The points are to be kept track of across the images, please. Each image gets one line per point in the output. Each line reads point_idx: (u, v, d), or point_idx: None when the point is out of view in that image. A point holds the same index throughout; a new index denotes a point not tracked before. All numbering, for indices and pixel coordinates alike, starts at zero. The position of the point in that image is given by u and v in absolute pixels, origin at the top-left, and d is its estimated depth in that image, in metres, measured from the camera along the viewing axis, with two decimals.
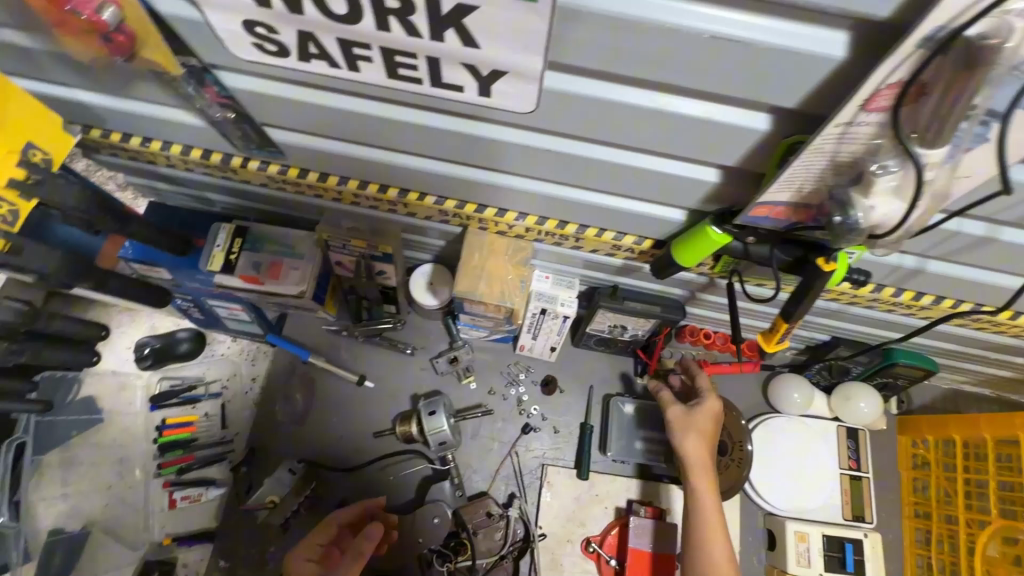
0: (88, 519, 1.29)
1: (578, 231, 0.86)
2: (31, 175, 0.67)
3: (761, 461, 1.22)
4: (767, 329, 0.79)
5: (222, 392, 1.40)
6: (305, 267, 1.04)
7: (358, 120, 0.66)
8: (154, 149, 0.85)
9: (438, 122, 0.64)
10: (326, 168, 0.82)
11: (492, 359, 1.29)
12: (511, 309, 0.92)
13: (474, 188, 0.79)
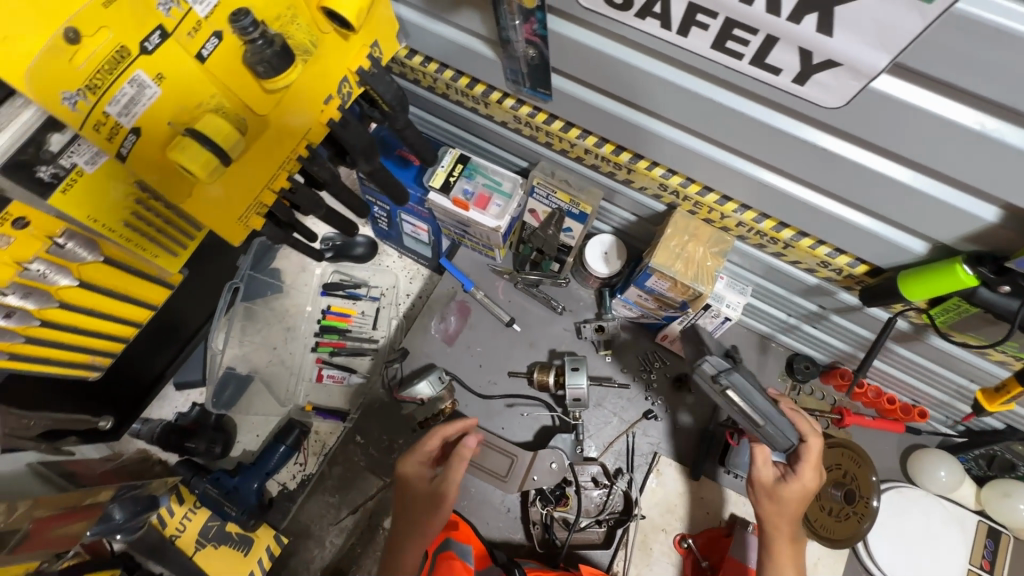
0: (254, 368, 1.50)
1: (793, 237, 0.88)
2: (370, 66, 0.78)
3: (882, 524, 1.16)
4: (992, 390, 0.93)
5: (380, 297, 1.57)
6: (508, 205, 1.14)
7: (648, 81, 0.73)
8: (432, 69, 0.97)
9: (725, 99, 0.69)
10: (577, 120, 0.91)
11: (632, 340, 1.33)
12: (697, 294, 0.96)
13: (714, 169, 0.83)
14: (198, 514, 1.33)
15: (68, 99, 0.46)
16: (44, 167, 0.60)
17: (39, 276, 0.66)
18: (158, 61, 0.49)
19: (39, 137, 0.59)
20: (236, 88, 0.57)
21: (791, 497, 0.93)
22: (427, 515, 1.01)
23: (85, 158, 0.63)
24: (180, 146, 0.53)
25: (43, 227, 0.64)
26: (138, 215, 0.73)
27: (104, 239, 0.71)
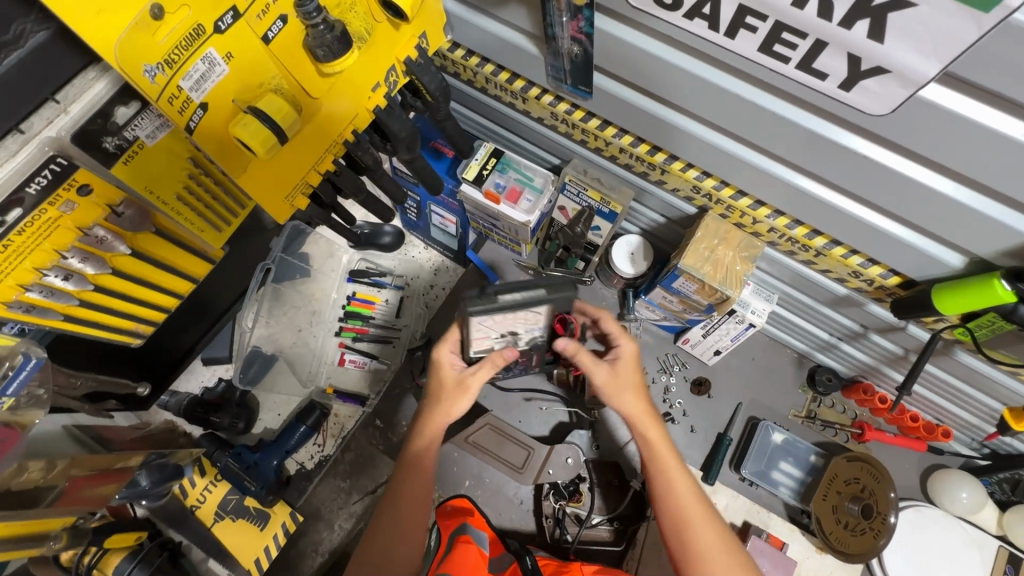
0: (278, 348, 1.52)
1: (826, 246, 0.88)
2: (417, 56, 0.80)
3: (898, 542, 1.14)
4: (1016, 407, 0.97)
5: (404, 287, 1.59)
6: (539, 200, 1.15)
7: (691, 82, 0.74)
8: (472, 63, 0.99)
9: (768, 102, 0.70)
10: (614, 118, 0.92)
11: (652, 342, 1.34)
12: (725, 298, 0.96)
13: (750, 173, 0.83)
14: (219, 486, 1.37)
15: (148, 71, 0.47)
16: (112, 139, 0.63)
17: (97, 241, 0.69)
18: (229, 41, 0.52)
19: (106, 110, 0.61)
20: (294, 71, 0.60)
21: (630, 373, 0.95)
22: (449, 403, 0.95)
23: (147, 131, 0.67)
24: (243, 123, 0.55)
25: (103, 193, 0.66)
26: (189, 189, 0.77)
27: (157, 211, 0.75)
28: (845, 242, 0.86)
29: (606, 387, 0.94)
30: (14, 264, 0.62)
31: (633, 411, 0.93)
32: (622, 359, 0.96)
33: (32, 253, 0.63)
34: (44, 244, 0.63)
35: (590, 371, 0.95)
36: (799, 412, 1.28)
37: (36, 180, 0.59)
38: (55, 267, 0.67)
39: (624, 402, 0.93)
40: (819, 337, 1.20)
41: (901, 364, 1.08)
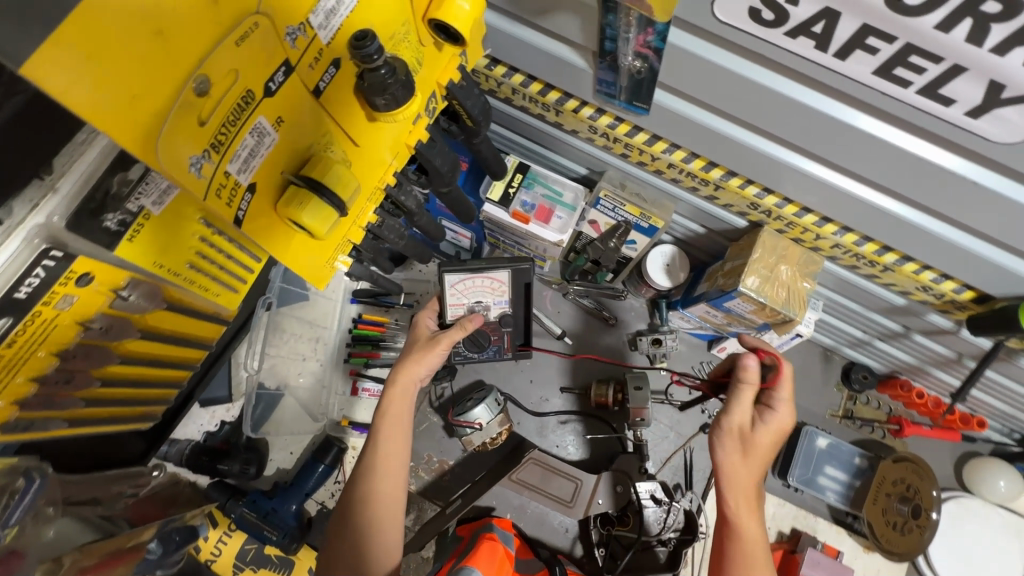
0: (282, 382, 1.38)
1: (896, 262, 0.83)
2: (459, 78, 0.68)
3: (943, 536, 1.15)
4: None
5: (414, 304, 1.47)
6: (571, 216, 1.05)
7: (777, 103, 0.66)
8: (498, 73, 0.88)
9: (871, 126, 0.62)
10: (668, 134, 0.83)
11: (685, 352, 1.29)
12: (787, 319, 0.91)
13: (823, 193, 0.77)
14: (234, 536, 1.27)
15: (193, 163, 0.39)
16: (112, 216, 0.51)
17: (100, 333, 0.60)
18: (276, 103, 0.43)
19: (104, 180, 0.50)
20: (343, 126, 0.51)
21: (768, 440, 0.80)
22: (420, 355, 0.96)
23: (153, 198, 0.54)
24: (299, 201, 0.45)
25: (106, 279, 0.56)
26: (203, 254, 0.65)
27: (169, 284, 0.63)
28: (919, 258, 0.82)
29: (727, 448, 0.81)
30: (5, 380, 0.53)
31: (744, 501, 0.79)
32: (766, 430, 0.81)
33: (25, 364, 0.54)
34: (38, 351, 0.54)
35: (726, 414, 0.82)
36: (836, 411, 1.27)
37: (26, 282, 0.49)
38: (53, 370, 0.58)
39: (738, 478, 0.80)
40: (860, 339, 1.16)
41: (949, 366, 1.06)
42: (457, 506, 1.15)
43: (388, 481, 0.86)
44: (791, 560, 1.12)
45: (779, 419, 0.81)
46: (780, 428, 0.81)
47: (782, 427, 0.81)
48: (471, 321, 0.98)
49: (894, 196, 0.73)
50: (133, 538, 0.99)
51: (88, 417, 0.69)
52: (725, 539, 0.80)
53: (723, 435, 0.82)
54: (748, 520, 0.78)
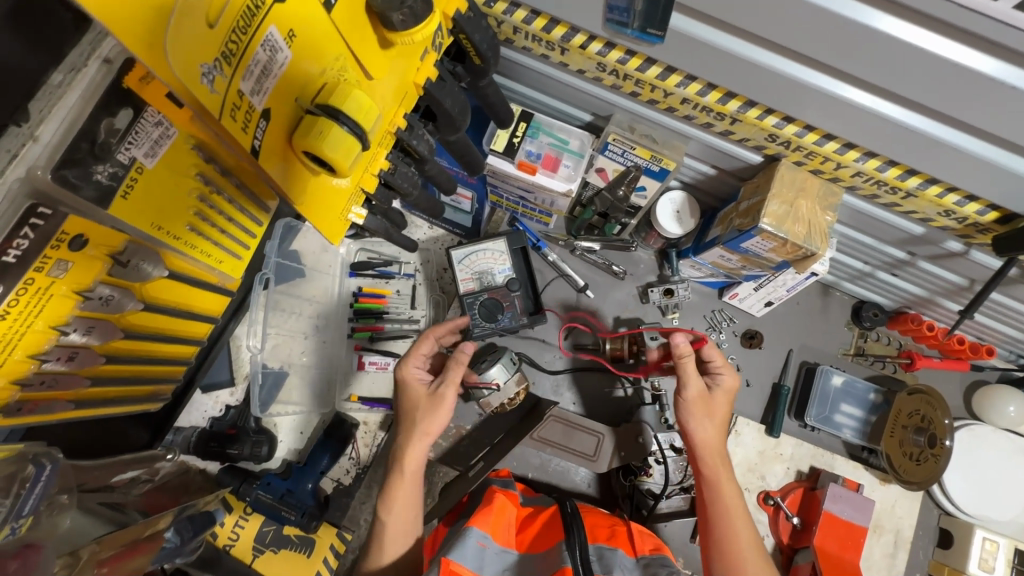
0: (285, 361, 1.33)
1: (919, 187, 0.81)
2: (467, 9, 0.63)
3: (957, 463, 1.17)
4: None
5: (415, 274, 1.43)
6: (579, 164, 1.02)
7: (809, 14, 0.61)
8: (498, 10, 0.83)
9: (909, 34, 0.59)
10: (682, 64, 0.79)
11: (696, 301, 1.27)
12: (809, 255, 0.89)
13: (846, 117, 0.74)
14: (251, 520, 1.24)
15: (204, 74, 0.34)
16: (103, 167, 0.55)
17: (101, 303, 0.64)
18: (288, 11, 0.38)
19: (91, 128, 0.54)
20: (358, 50, 0.45)
21: (720, 403, 0.92)
22: (427, 417, 0.96)
23: (143, 149, 0.59)
24: (319, 131, 0.41)
25: (100, 243, 0.60)
26: (200, 213, 0.70)
27: (170, 250, 0.68)
28: (942, 181, 0.79)
29: (692, 411, 0.91)
30: (5, 356, 0.56)
31: (709, 445, 0.90)
32: (717, 389, 0.93)
33: (23, 337, 0.57)
34: (38, 324, 0.58)
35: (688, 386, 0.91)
36: (848, 350, 1.27)
37: (16, 244, 0.52)
38: (53, 346, 0.61)
39: (704, 430, 0.91)
40: (871, 275, 1.15)
41: (961, 295, 1.06)
42: (479, 469, 1.09)
43: (406, 509, 0.94)
44: (812, 497, 1.14)
45: (725, 381, 0.93)
46: (727, 389, 0.93)
47: (733, 386, 0.93)
48: (466, 356, 0.97)
49: (922, 112, 0.70)
50: (151, 527, 0.96)
51: (94, 398, 0.72)
52: (705, 489, 0.89)
53: (688, 400, 0.91)
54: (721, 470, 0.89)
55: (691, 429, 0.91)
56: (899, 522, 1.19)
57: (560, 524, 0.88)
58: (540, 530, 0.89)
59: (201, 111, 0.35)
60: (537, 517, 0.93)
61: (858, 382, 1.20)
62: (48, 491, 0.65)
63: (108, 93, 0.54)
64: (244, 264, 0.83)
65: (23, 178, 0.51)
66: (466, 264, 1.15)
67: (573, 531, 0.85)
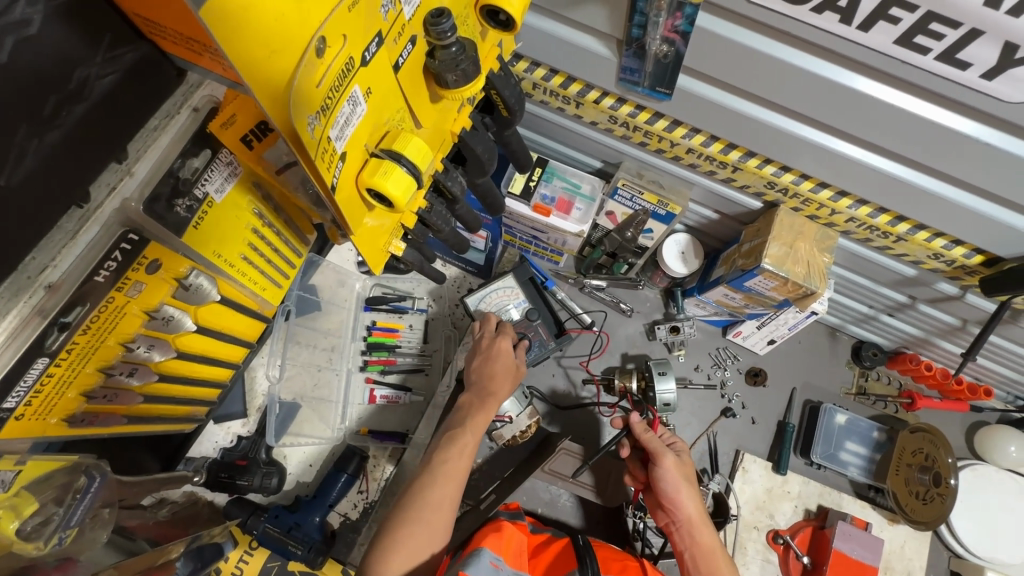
0: (299, 395, 1.35)
1: (909, 231, 0.87)
2: (499, 68, 0.71)
3: (964, 504, 1.18)
4: None
5: (428, 309, 1.48)
6: (590, 207, 1.09)
7: (803, 80, 0.70)
8: (520, 68, 0.93)
9: (894, 97, 0.67)
10: (690, 119, 0.87)
11: (701, 338, 1.32)
12: (809, 293, 0.94)
13: (838, 167, 0.81)
14: (257, 554, 1.23)
15: (308, 122, 0.38)
16: (182, 202, 0.61)
17: (162, 322, 0.68)
18: (369, 74, 0.43)
19: (175, 165, 0.60)
20: (414, 103, 0.51)
21: (686, 465, 0.97)
22: (477, 413, 0.99)
23: (215, 186, 0.65)
24: (383, 172, 0.46)
25: (170, 267, 0.65)
26: (253, 248, 0.76)
27: (224, 276, 0.73)
28: (929, 226, 0.86)
29: (672, 480, 0.94)
30: (79, 370, 0.61)
31: (694, 515, 0.91)
32: (683, 457, 0.98)
33: (97, 352, 0.62)
34: (109, 340, 0.62)
35: (659, 453, 0.96)
36: (850, 389, 1.30)
37: (105, 267, 0.57)
38: (118, 361, 0.66)
39: (686, 501, 0.93)
40: (868, 315, 1.20)
41: (955, 335, 1.10)
42: (490, 502, 1.12)
43: (445, 494, 0.87)
44: (820, 536, 1.14)
45: (679, 446, 1.01)
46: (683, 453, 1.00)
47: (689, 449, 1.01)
48: (513, 330, 1.12)
49: (906, 163, 0.77)
50: (164, 555, 0.96)
51: (140, 414, 0.76)
52: (698, 563, 0.88)
53: (665, 470, 0.94)
54: (702, 532, 0.90)
55: (675, 502, 0.93)
56: (909, 564, 1.17)
57: (572, 555, 0.89)
58: (553, 561, 0.90)
59: (297, 150, 0.39)
60: (550, 546, 0.94)
61: (861, 423, 1.23)
62: (91, 503, 0.67)
63: (194, 137, 0.61)
64: (283, 292, 0.88)
65: (118, 209, 0.56)
66: (483, 306, 1.22)
67: (586, 560, 0.87)
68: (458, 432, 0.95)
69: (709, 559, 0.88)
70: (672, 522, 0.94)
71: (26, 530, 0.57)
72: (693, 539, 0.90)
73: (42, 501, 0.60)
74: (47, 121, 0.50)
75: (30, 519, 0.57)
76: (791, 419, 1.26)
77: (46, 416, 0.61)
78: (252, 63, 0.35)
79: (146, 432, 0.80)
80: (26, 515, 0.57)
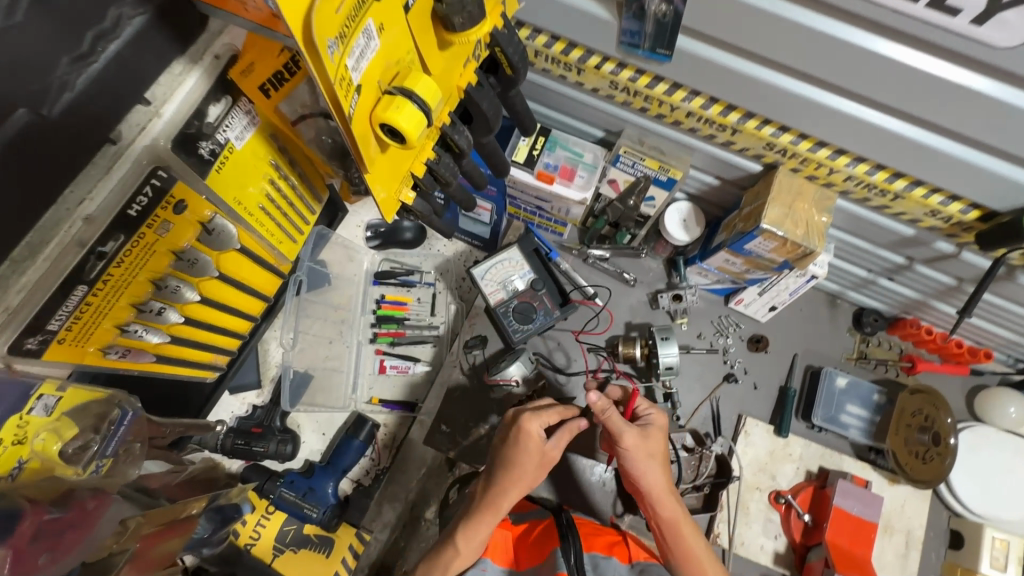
0: (311, 364, 1.38)
1: (905, 188, 0.89)
2: (502, 26, 0.73)
3: (963, 463, 1.20)
4: None
5: (435, 283, 1.50)
6: (593, 174, 1.11)
7: (799, 33, 0.71)
8: (523, 34, 0.95)
9: (886, 48, 0.69)
10: (689, 81, 0.89)
11: (704, 307, 1.34)
12: (809, 252, 0.97)
13: (834, 124, 0.83)
14: (273, 518, 1.28)
15: (328, 46, 0.41)
16: (206, 144, 0.68)
17: (187, 262, 0.74)
18: (382, 10, 0.45)
19: (200, 109, 0.66)
20: (422, 47, 0.54)
21: (652, 440, 0.94)
22: (532, 476, 0.94)
23: (236, 132, 0.71)
24: (395, 107, 0.49)
25: (195, 210, 0.70)
26: (269, 203, 0.83)
27: (243, 225, 0.79)
28: (926, 182, 0.88)
29: (634, 460, 0.92)
30: (113, 302, 0.67)
31: (658, 491, 0.92)
32: (651, 431, 0.95)
33: (129, 286, 0.68)
34: (140, 276, 0.69)
35: (619, 434, 0.92)
36: (851, 354, 1.32)
37: (137, 201, 0.63)
38: (150, 297, 0.73)
39: (649, 477, 0.93)
40: (868, 280, 1.22)
41: (952, 295, 1.12)
42: None
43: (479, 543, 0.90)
44: (821, 495, 1.17)
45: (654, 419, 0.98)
46: (652, 427, 0.96)
47: (662, 421, 0.97)
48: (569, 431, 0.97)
49: (902, 118, 0.79)
50: (184, 510, 0.99)
51: (168, 355, 0.83)
52: (663, 534, 0.92)
53: (627, 451, 0.92)
54: (664, 506, 0.92)
55: (639, 479, 0.93)
56: (909, 522, 1.20)
57: (555, 532, 0.94)
58: (535, 543, 0.95)
59: (319, 77, 0.42)
60: (535, 528, 0.99)
61: (863, 386, 1.25)
62: (124, 436, 0.73)
63: (217, 83, 0.67)
64: (298, 247, 0.95)
65: (148, 146, 0.62)
66: (488, 278, 1.25)
67: (567, 537, 0.90)
68: (504, 488, 0.93)
69: (672, 530, 0.91)
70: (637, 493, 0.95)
71: (67, 453, 0.64)
72: (655, 512, 0.92)
73: (81, 428, 0.67)
74: (86, 56, 0.54)
75: (71, 442, 0.65)
76: (792, 384, 1.28)
77: (85, 344, 0.67)
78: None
79: (175, 375, 0.87)
80: (67, 437, 0.64)
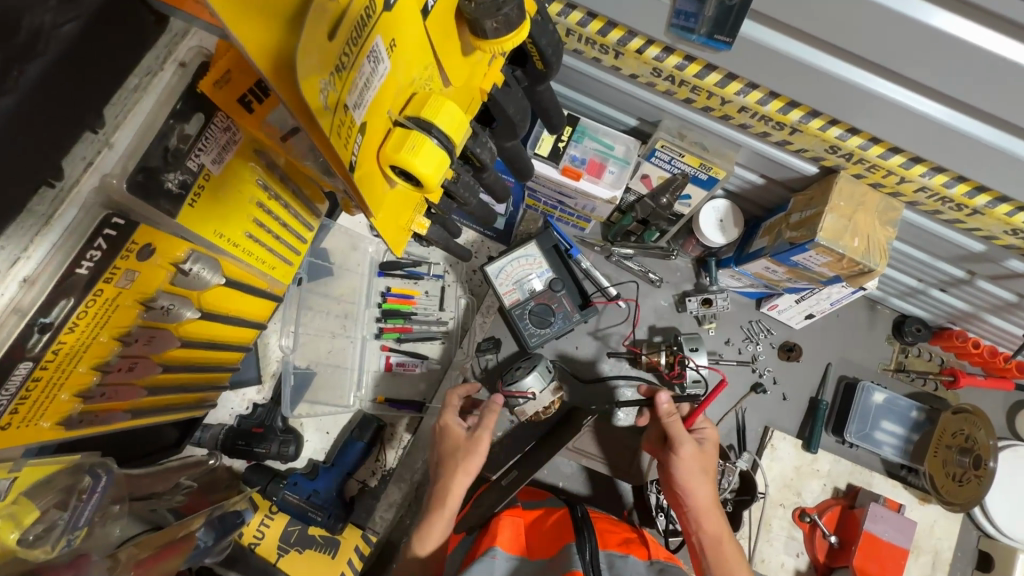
0: (313, 361, 1.31)
1: (987, 205, 0.78)
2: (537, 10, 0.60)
3: (1001, 485, 1.14)
4: None
5: (444, 275, 1.40)
6: (624, 171, 0.99)
7: (896, 24, 0.59)
8: (553, 10, 0.81)
9: (1002, 47, 0.57)
10: (748, 72, 0.76)
11: (733, 312, 1.25)
12: (867, 271, 0.87)
13: (914, 132, 0.72)
14: (277, 519, 1.23)
15: (322, 89, 0.34)
16: (174, 175, 0.63)
17: (162, 309, 0.71)
18: (390, 23, 0.38)
19: (165, 131, 0.61)
20: (442, 57, 0.46)
21: (707, 459, 0.93)
22: (466, 458, 0.89)
23: (209, 157, 0.66)
24: (412, 147, 0.42)
25: (165, 253, 0.66)
26: (256, 229, 0.78)
27: (226, 256, 0.75)
28: (1013, 199, 0.76)
29: (687, 467, 0.91)
30: (71, 369, 0.63)
31: (704, 504, 0.90)
32: (706, 447, 0.94)
33: (90, 349, 0.64)
34: (101, 335, 0.64)
35: (680, 441, 0.92)
36: (888, 365, 1.23)
37: (87, 257, 0.58)
38: (114, 355, 0.69)
39: (699, 489, 0.91)
40: (916, 289, 1.12)
41: (1009, 312, 1.03)
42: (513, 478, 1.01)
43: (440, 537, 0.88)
44: (850, 517, 1.11)
45: (705, 434, 0.96)
46: (708, 444, 0.95)
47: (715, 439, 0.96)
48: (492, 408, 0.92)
49: (1000, 128, 0.67)
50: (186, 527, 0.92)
51: (149, 405, 0.81)
52: (705, 551, 0.87)
53: (681, 459, 0.92)
54: (710, 522, 0.89)
55: (687, 490, 0.91)
56: (937, 543, 1.15)
57: (570, 526, 0.88)
58: (549, 533, 0.89)
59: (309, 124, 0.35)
60: (547, 520, 0.93)
61: (901, 403, 1.17)
62: (101, 502, 0.72)
63: (183, 97, 0.61)
64: (292, 270, 0.92)
65: (100, 188, 0.58)
66: (502, 277, 1.15)
67: (584, 534, 0.84)
68: (445, 479, 0.89)
69: (715, 550, 0.87)
70: (682, 506, 0.92)
71: (29, 538, 0.61)
72: (698, 527, 0.89)
73: (45, 507, 0.64)
74: None
75: (31, 527, 0.61)
76: (824, 397, 1.21)
77: (39, 421, 0.63)
78: (243, 23, 0.35)
79: (154, 422, 0.85)
80: (27, 522, 0.61)
